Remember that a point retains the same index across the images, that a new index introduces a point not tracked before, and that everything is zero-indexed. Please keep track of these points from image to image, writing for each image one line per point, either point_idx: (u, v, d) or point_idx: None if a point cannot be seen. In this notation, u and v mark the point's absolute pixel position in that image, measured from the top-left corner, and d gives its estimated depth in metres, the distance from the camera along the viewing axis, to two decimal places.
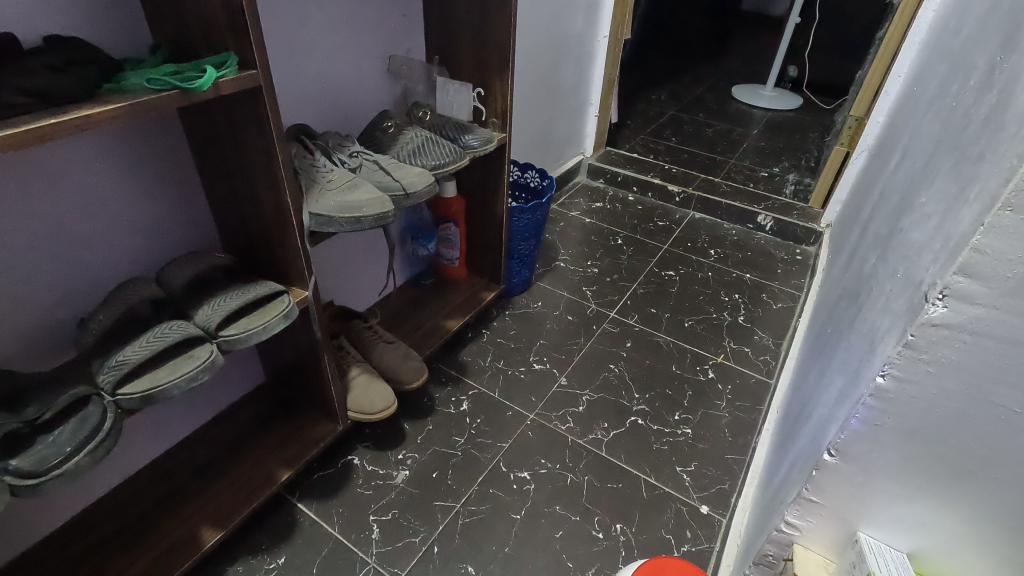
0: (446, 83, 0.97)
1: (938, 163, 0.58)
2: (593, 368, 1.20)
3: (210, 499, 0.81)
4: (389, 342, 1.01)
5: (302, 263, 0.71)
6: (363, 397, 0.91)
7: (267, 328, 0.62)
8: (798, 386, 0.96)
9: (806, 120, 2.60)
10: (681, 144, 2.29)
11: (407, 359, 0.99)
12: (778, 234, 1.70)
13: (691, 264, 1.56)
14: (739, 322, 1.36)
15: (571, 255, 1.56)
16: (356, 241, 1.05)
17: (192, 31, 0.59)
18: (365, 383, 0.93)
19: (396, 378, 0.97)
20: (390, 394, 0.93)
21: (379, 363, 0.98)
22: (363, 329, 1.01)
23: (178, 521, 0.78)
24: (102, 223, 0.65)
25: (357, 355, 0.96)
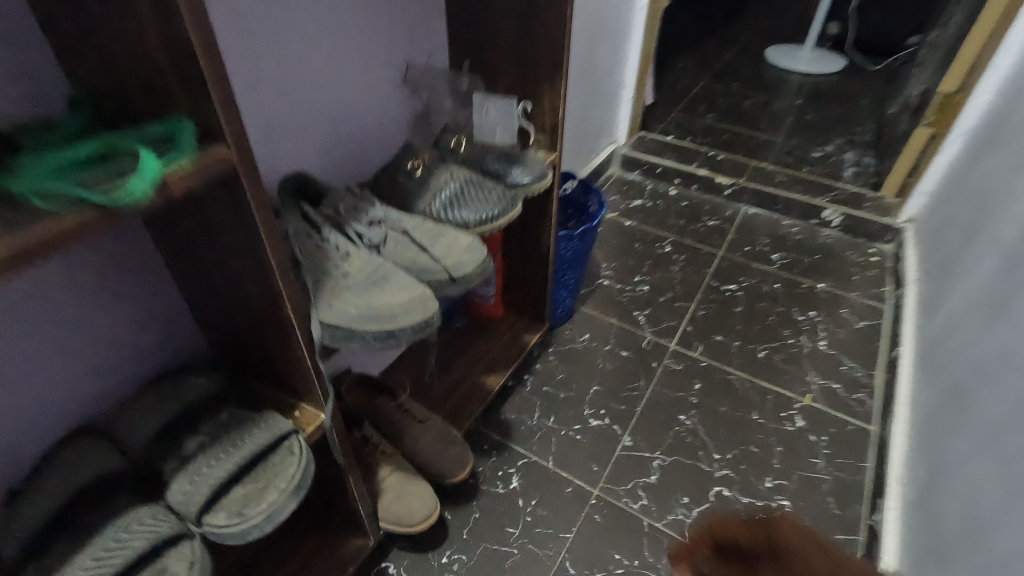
0: (484, 101, 0.77)
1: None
2: (661, 421, 1.01)
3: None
4: (423, 423, 0.82)
5: (314, 382, 0.52)
6: (397, 504, 0.73)
7: (271, 512, 0.44)
8: (938, 458, 0.78)
9: (853, 85, 2.33)
10: (719, 121, 2.04)
11: (446, 443, 0.81)
12: (848, 231, 1.48)
13: (754, 274, 1.35)
14: (821, 348, 1.16)
15: (614, 270, 1.35)
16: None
17: (130, 83, 0.39)
18: (400, 484, 0.75)
19: (434, 470, 0.79)
20: (430, 498, 0.75)
21: (413, 452, 0.80)
22: (390, 409, 0.82)
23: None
24: (46, 357, 0.52)
25: (386, 447, 0.79)
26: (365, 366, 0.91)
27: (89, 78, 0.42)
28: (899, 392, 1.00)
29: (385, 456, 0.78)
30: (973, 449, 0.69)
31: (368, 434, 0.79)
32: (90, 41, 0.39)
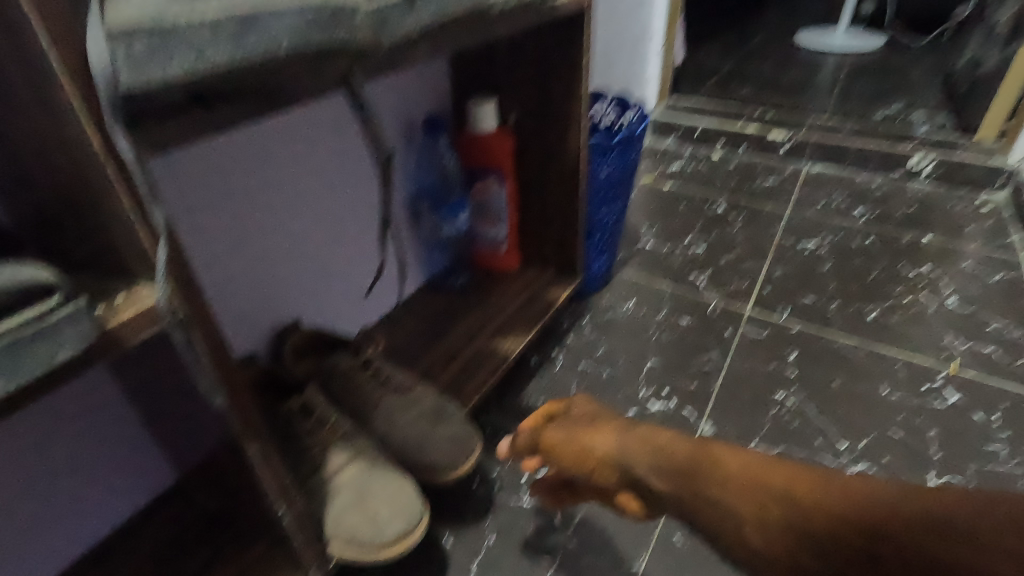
0: None
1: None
2: (750, 401, 0.71)
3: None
4: (402, 394, 0.55)
5: (118, 198, 0.26)
6: (352, 512, 0.44)
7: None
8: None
9: (901, 58, 2.09)
10: (757, 94, 1.80)
11: (437, 424, 0.53)
12: (944, 182, 1.20)
13: (837, 230, 1.07)
14: (951, 306, 0.86)
15: (658, 232, 1.08)
16: (317, 205, 0.59)
17: None
18: (361, 482, 0.47)
19: (420, 463, 0.52)
20: (413, 501, 0.46)
21: (388, 435, 0.53)
22: (353, 373, 0.55)
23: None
24: None
25: (343, 427, 0.51)
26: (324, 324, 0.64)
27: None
28: None
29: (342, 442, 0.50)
30: None
31: (315, 406, 0.51)
32: None
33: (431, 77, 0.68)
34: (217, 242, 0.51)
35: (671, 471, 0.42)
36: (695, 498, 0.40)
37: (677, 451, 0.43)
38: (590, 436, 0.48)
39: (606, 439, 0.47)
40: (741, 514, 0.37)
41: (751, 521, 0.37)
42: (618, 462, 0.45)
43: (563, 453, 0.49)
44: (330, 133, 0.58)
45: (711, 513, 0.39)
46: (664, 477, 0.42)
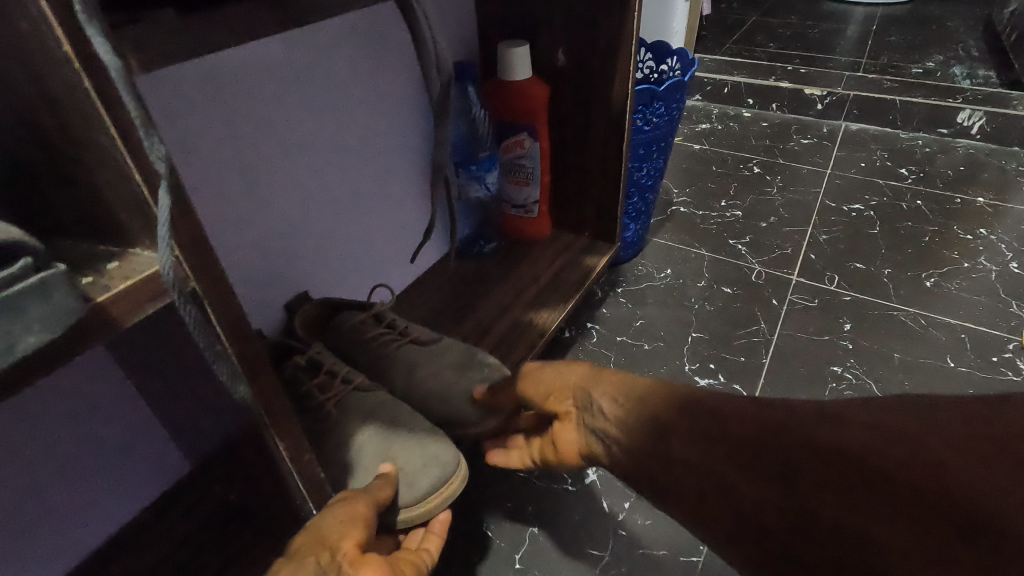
0: None
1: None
2: (806, 376, 0.66)
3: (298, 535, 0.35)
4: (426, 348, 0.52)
5: (101, 126, 0.19)
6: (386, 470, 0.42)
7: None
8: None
9: (933, 10, 1.97)
10: (784, 49, 1.70)
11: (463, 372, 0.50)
12: (995, 138, 1.12)
13: (883, 191, 1.00)
14: (1014, 270, 0.80)
15: (691, 195, 1.01)
16: (335, 160, 0.53)
17: None
18: (391, 438, 0.44)
19: (458, 419, 0.48)
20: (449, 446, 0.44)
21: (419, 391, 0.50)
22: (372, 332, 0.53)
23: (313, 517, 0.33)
24: None
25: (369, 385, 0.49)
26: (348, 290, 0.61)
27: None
28: None
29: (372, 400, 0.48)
30: None
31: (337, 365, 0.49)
32: None
33: (457, 16, 0.60)
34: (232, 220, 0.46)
35: (627, 402, 0.34)
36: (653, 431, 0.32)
37: (644, 386, 0.35)
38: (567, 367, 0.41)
39: (579, 369, 0.40)
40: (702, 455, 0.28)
41: (698, 445, 0.29)
42: (582, 395, 0.38)
43: (531, 387, 0.42)
44: (346, 80, 0.51)
45: (648, 441, 0.32)
46: (620, 406, 0.35)
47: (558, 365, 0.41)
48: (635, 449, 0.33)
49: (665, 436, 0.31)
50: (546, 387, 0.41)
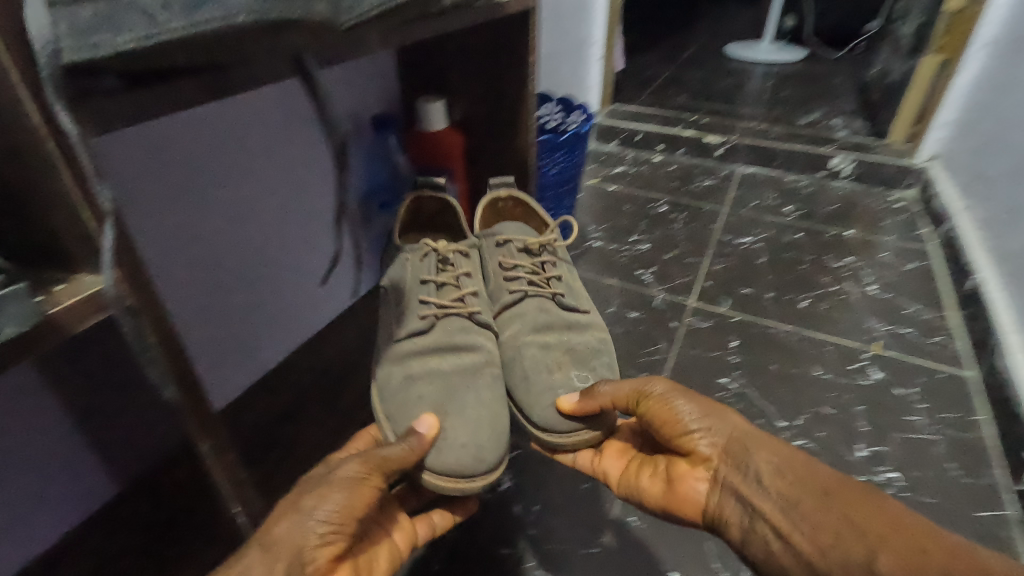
0: None
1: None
2: (697, 387, 0.75)
3: (305, 482, 0.43)
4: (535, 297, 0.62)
5: (60, 187, 0.25)
6: (425, 404, 0.51)
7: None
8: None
9: (820, 68, 2.24)
10: (693, 101, 1.89)
11: (551, 350, 0.57)
12: (863, 180, 1.30)
13: (771, 226, 1.13)
14: (873, 292, 0.94)
15: (606, 231, 1.11)
16: (256, 214, 0.62)
17: None
18: (448, 343, 0.57)
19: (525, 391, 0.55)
20: (498, 445, 0.50)
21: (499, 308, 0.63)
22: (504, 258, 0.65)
23: (314, 505, 0.40)
24: None
25: (468, 288, 0.61)
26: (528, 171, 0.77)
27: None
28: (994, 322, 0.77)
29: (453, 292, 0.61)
30: None
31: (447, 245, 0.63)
32: None
33: (366, 82, 0.68)
34: (177, 279, 0.55)
35: (791, 475, 0.44)
36: (820, 503, 0.41)
37: (799, 467, 0.44)
38: (696, 409, 0.50)
39: (709, 414, 0.50)
40: (854, 533, 0.39)
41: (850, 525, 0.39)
42: (741, 455, 0.47)
43: (663, 419, 0.49)
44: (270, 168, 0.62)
45: (806, 506, 0.41)
46: (780, 474, 0.44)
47: (685, 400, 0.50)
48: (784, 507, 0.42)
49: (799, 505, 0.42)
50: (671, 419, 0.49)
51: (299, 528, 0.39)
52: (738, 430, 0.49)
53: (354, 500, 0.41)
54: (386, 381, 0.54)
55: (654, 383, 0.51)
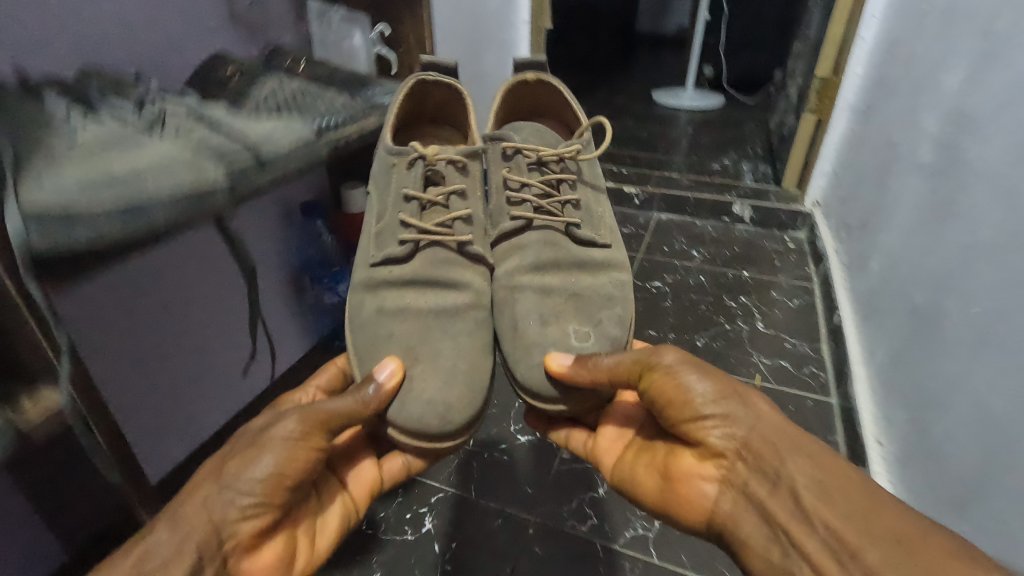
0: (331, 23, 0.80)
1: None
2: None
3: (245, 443, 0.52)
4: (541, 232, 0.70)
5: None
6: (396, 346, 0.59)
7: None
8: (917, 389, 0.65)
9: (735, 115, 2.46)
10: (619, 149, 2.05)
11: (551, 296, 0.64)
12: (760, 224, 1.46)
13: (678, 270, 1.27)
14: (760, 329, 1.07)
15: None
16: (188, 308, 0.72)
17: None
18: (431, 274, 0.65)
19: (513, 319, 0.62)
20: (467, 405, 0.56)
21: (496, 229, 0.72)
22: (514, 180, 0.71)
23: (248, 468, 0.50)
24: None
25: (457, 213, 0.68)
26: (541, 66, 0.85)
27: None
28: (849, 354, 0.90)
29: (443, 212, 0.68)
30: (963, 355, 0.56)
31: (444, 164, 0.69)
32: None
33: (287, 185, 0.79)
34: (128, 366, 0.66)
35: (826, 484, 0.46)
36: (860, 515, 0.43)
37: (830, 474, 0.47)
38: (705, 380, 0.53)
39: (725, 396, 0.53)
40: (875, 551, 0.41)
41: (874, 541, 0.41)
42: (772, 456, 0.49)
43: (677, 406, 0.53)
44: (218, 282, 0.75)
45: (837, 518, 0.43)
46: (811, 480, 0.46)
47: (696, 376, 0.53)
48: (807, 510, 0.45)
49: (822, 514, 0.44)
50: (680, 396, 0.53)
51: (221, 500, 0.49)
52: (749, 410, 0.52)
53: (282, 470, 0.51)
54: (360, 306, 0.64)
55: (663, 355, 0.55)
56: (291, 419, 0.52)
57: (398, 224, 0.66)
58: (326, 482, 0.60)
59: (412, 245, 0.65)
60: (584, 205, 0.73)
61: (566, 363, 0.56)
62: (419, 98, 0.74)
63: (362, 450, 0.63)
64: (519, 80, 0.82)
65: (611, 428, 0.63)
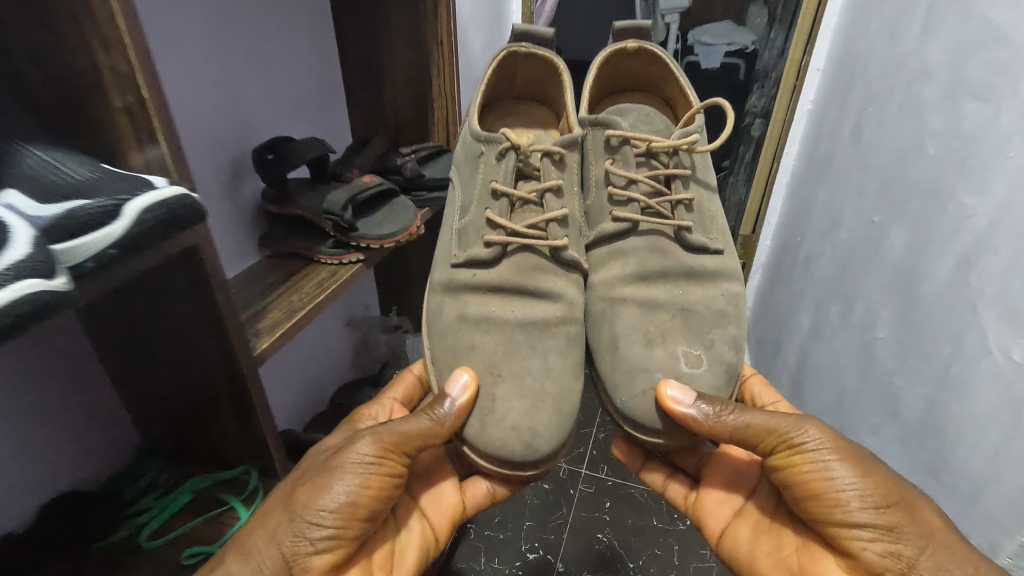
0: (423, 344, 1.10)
1: (977, 304, 0.53)
2: (584, 541, 1.16)
3: (316, 471, 0.52)
4: (646, 237, 0.63)
5: None
6: (479, 359, 0.55)
7: None
8: None
9: None
10: None
11: (657, 312, 0.59)
12: None
13: None
14: None
15: None
16: None
17: (186, 420, 0.62)
18: (517, 282, 0.59)
19: (615, 341, 0.57)
20: (556, 432, 0.51)
21: (595, 230, 0.65)
22: (620, 176, 0.64)
23: (328, 491, 0.49)
24: None
25: (553, 209, 0.61)
26: (645, 31, 0.72)
27: (159, 435, 0.67)
28: None
29: (535, 213, 0.62)
30: None
31: (539, 156, 0.63)
32: (154, 390, 0.60)
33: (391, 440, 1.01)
34: None
35: None
36: None
37: None
38: (860, 480, 0.49)
39: (889, 505, 0.48)
40: None
41: None
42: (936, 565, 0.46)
43: (819, 499, 0.50)
44: None
45: None
46: None
47: (849, 470, 0.50)
48: None
49: None
50: (824, 488, 0.50)
51: (288, 533, 0.48)
52: (919, 526, 0.48)
53: (358, 498, 0.50)
54: (440, 309, 0.60)
55: (807, 433, 0.51)
56: (368, 442, 0.51)
57: (483, 222, 0.61)
58: (403, 503, 0.61)
59: (499, 248, 0.59)
60: (697, 206, 0.64)
61: (687, 406, 0.51)
62: (509, 72, 0.73)
63: (444, 474, 0.64)
64: (616, 49, 0.71)
65: (721, 485, 0.64)
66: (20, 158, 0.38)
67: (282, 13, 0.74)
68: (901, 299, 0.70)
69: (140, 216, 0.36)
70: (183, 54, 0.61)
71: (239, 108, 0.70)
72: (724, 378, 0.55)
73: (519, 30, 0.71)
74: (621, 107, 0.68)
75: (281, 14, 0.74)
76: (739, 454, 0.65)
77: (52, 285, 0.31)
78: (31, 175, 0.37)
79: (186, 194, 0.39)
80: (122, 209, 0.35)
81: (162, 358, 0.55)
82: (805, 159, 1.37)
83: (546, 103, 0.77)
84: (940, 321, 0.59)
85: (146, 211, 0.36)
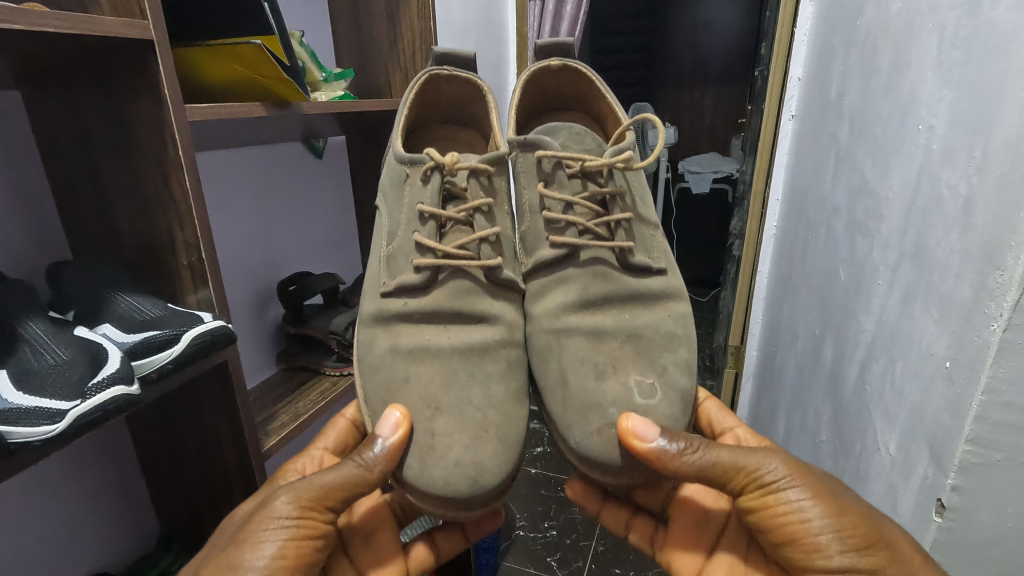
0: None
1: (872, 412, 0.61)
2: None
3: (225, 548, 0.50)
4: (586, 263, 0.63)
5: None
6: (414, 393, 0.55)
7: None
8: None
9: None
10: None
11: (604, 340, 0.59)
12: None
13: None
14: None
15: None
16: None
17: (198, 491, 0.70)
18: (451, 306, 0.60)
19: (563, 378, 0.58)
20: (501, 463, 0.52)
21: (533, 257, 0.66)
22: (557, 201, 0.65)
23: (243, 565, 0.48)
24: None
25: (485, 232, 0.62)
26: (568, 51, 0.76)
27: (172, 513, 0.76)
28: None
29: (466, 232, 0.64)
30: None
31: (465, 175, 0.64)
32: (176, 461, 0.70)
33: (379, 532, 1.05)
34: None
35: None
36: None
37: None
38: (833, 518, 0.48)
39: (869, 545, 0.47)
40: None
41: None
42: None
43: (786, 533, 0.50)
44: None
45: None
46: None
47: (815, 503, 0.49)
48: None
49: None
50: (800, 531, 0.49)
51: None
52: None
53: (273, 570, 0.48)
54: (369, 341, 0.61)
55: (771, 467, 0.51)
56: (287, 497, 0.51)
57: (412, 246, 0.62)
58: (337, 563, 0.58)
59: (430, 273, 0.60)
60: (636, 227, 0.65)
61: (651, 442, 0.49)
62: (431, 96, 0.74)
63: (389, 530, 0.63)
64: (542, 68, 0.74)
65: (682, 528, 0.63)
66: (116, 300, 0.53)
67: (309, 176, 0.94)
68: (839, 391, 0.76)
69: (193, 340, 0.50)
70: (229, 204, 0.79)
71: (265, 247, 0.86)
72: (680, 408, 0.55)
73: (439, 52, 0.72)
74: (550, 124, 0.68)
75: (310, 178, 0.94)
76: (703, 494, 0.64)
77: (131, 389, 0.44)
78: (123, 313, 0.52)
79: (225, 323, 0.54)
80: (181, 335, 0.50)
81: (182, 427, 0.65)
82: (776, 270, 1.49)
83: (472, 125, 0.80)
84: (860, 401, 0.66)
85: (196, 337, 0.50)
